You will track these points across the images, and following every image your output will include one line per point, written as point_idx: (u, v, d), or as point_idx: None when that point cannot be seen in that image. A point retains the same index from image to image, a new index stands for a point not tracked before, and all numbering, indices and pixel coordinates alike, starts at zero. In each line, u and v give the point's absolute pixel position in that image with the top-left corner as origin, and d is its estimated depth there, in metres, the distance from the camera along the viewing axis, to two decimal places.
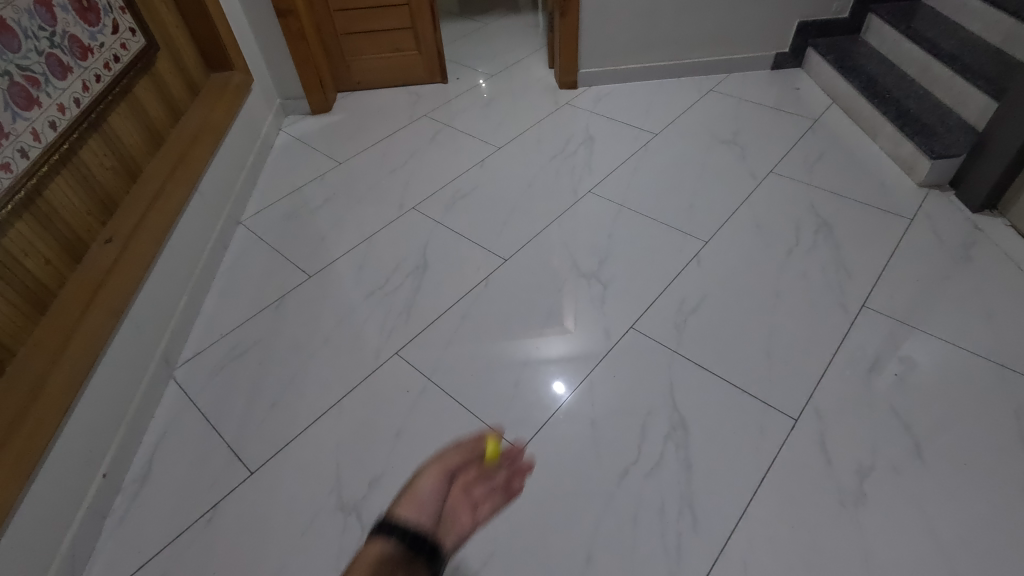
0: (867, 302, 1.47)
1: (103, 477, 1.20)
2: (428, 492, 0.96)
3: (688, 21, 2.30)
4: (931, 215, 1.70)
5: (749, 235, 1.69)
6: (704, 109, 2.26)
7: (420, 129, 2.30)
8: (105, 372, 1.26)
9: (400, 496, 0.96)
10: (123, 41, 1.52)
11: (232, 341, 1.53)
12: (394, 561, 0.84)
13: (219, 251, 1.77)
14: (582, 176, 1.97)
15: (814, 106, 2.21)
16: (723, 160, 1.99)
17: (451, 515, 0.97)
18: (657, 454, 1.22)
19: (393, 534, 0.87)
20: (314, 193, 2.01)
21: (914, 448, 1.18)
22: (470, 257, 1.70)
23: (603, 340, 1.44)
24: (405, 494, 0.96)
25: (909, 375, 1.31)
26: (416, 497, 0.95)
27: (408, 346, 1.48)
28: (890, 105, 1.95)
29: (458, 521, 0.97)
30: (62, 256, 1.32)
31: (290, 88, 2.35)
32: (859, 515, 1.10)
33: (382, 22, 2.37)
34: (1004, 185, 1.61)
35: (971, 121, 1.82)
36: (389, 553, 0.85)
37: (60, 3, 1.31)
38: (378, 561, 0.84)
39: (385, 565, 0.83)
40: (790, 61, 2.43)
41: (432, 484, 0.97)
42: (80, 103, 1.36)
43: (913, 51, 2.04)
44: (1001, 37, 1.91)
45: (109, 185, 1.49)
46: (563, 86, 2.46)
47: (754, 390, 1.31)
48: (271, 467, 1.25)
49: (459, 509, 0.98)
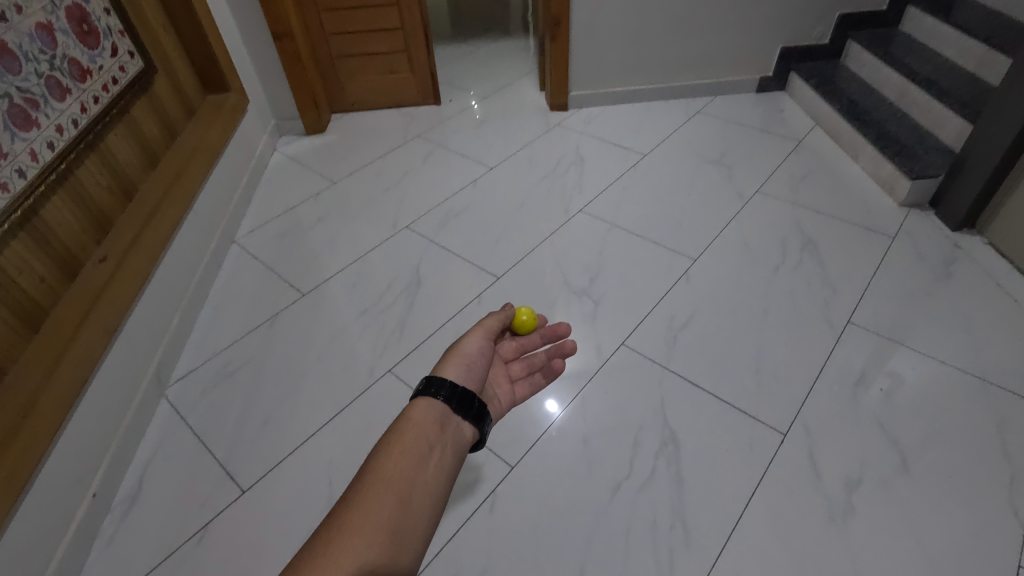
0: (852, 318, 1.50)
1: (93, 497, 1.19)
2: (476, 350, 0.92)
3: (675, 46, 2.36)
4: (912, 233, 1.74)
5: (737, 252, 1.73)
6: (692, 130, 2.31)
7: (413, 149, 2.33)
8: (96, 390, 1.25)
9: (445, 353, 0.90)
10: (121, 64, 1.54)
11: (225, 358, 1.53)
12: (447, 421, 0.77)
13: (213, 269, 1.78)
14: (573, 195, 2.01)
15: (798, 128, 2.27)
16: (710, 179, 2.03)
17: (490, 386, 0.97)
18: (648, 468, 1.23)
19: (443, 392, 0.79)
20: (308, 212, 2.03)
21: (900, 461, 1.20)
22: (463, 274, 1.72)
23: (594, 356, 1.46)
24: (452, 350, 0.91)
25: (895, 390, 1.33)
26: (463, 357, 0.89)
27: (401, 363, 1.49)
28: (870, 127, 2.01)
29: (496, 395, 0.98)
30: (56, 274, 1.33)
31: (285, 109, 2.39)
32: (848, 528, 1.11)
33: (376, 45, 2.42)
34: (981, 204, 1.67)
35: (948, 143, 1.88)
36: (441, 413, 0.77)
37: (60, 27, 1.34)
38: (432, 418, 0.76)
39: (436, 424, 0.76)
40: (774, 84, 2.50)
41: (479, 344, 0.93)
42: (78, 124, 1.38)
43: (891, 75, 2.11)
44: (975, 62, 1.99)
45: (104, 204, 1.50)
46: (554, 107, 2.51)
47: (743, 405, 1.33)
48: (263, 485, 1.25)
49: (498, 384, 0.99)
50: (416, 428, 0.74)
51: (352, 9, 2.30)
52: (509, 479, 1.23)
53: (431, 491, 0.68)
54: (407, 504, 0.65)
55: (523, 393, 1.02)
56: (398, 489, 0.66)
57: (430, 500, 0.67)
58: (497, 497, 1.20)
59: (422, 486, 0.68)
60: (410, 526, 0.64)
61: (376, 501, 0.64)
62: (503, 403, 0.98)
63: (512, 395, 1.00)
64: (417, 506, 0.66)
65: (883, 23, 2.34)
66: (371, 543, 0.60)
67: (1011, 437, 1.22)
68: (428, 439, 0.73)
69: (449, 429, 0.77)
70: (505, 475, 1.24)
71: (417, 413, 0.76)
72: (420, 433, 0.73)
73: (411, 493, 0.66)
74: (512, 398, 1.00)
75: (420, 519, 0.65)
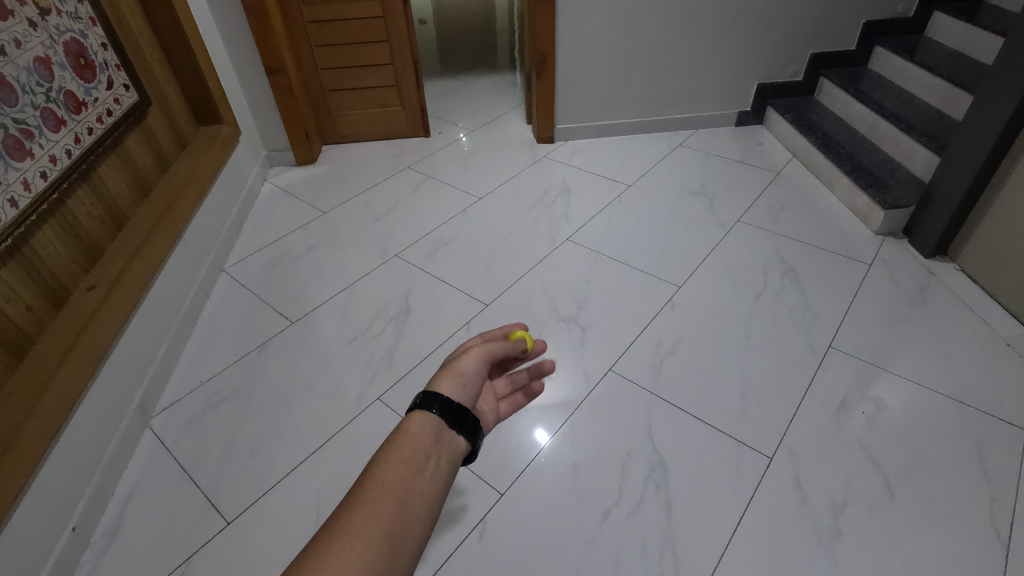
0: (833, 343, 1.54)
1: (73, 530, 1.16)
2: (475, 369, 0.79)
3: (656, 82, 2.45)
4: (888, 261, 1.80)
5: (720, 280, 1.77)
6: (674, 162, 2.39)
7: (403, 180, 2.37)
8: (81, 420, 1.24)
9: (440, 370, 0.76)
10: (116, 96, 1.57)
11: (212, 388, 1.52)
12: (444, 432, 0.67)
13: (201, 298, 1.78)
14: (560, 225, 2.05)
15: (776, 160, 2.35)
16: (693, 210, 2.09)
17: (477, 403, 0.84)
18: (637, 495, 1.23)
19: (438, 406, 0.69)
20: (297, 242, 2.04)
21: (884, 485, 1.22)
22: (452, 303, 1.74)
23: (583, 383, 1.47)
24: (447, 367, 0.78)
25: (877, 414, 1.36)
26: (458, 375, 0.76)
27: (389, 392, 1.48)
28: (844, 159, 2.09)
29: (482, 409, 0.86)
30: (44, 302, 1.33)
31: (276, 141, 2.43)
32: (836, 552, 1.12)
33: (367, 80, 2.48)
34: (951, 233, 1.73)
35: (917, 175, 1.96)
36: (436, 425, 0.67)
37: (58, 61, 1.37)
38: (428, 433, 0.66)
39: (432, 435, 0.66)
40: (752, 118, 2.60)
41: (475, 363, 0.81)
42: (71, 154, 1.40)
43: (862, 111, 2.21)
44: (939, 99, 2.09)
45: (94, 233, 1.51)
46: (540, 140, 2.58)
47: (729, 429, 1.35)
48: (248, 517, 1.23)
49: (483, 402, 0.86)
50: (413, 439, 0.65)
51: (345, 45, 2.37)
52: (499, 508, 1.22)
53: (429, 498, 0.60)
54: (404, 514, 0.57)
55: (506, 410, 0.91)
56: (395, 495, 0.58)
57: (428, 509, 0.59)
58: (487, 525, 1.19)
59: (418, 495, 0.60)
60: (409, 534, 0.56)
61: (370, 510, 0.56)
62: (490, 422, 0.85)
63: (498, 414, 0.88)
64: (415, 514, 0.58)
65: (852, 62, 2.46)
66: (365, 556, 0.53)
67: (990, 460, 1.25)
68: (425, 449, 0.64)
69: (445, 442, 0.67)
70: (494, 503, 1.23)
71: (413, 428, 0.66)
72: (417, 444, 0.64)
73: (410, 500, 0.58)
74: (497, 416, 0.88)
75: (418, 530, 0.57)
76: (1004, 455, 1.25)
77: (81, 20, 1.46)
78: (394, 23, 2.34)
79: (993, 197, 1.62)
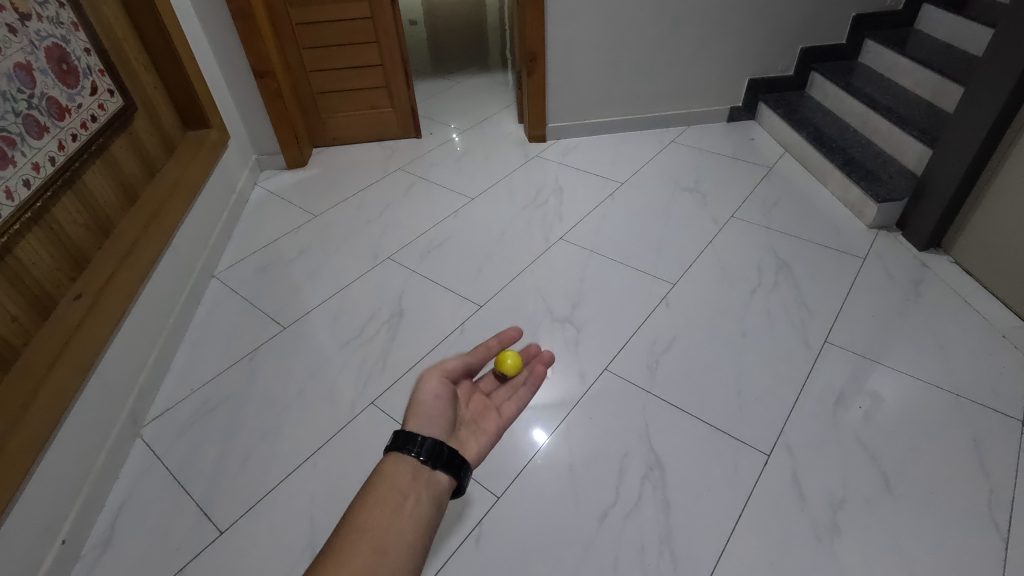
0: (829, 338, 1.53)
1: (62, 543, 1.14)
2: (434, 394, 0.88)
3: (647, 78, 2.45)
4: (882, 254, 1.80)
5: (714, 277, 1.76)
6: (667, 159, 2.38)
7: (394, 182, 2.36)
8: (69, 431, 1.22)
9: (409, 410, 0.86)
10: (101, 102, 1.55)
11: (203, 396, 1.50)
12: (419, 472, 0.76)
13: (191, 305, 1.76)
14: (554, 225, 2.04)
15: (769, 155, 2.35)
16: (686, 206, 2.08)
17: (469, 423, 0.93)
18: (635, 495, 1.22)
19: (411, 446, 0.77)
20: (289, 246, 2.02)
21: (882, 480, 1.21)
22: (445, 304, 1.73)
23: (578, 383, 1.46)
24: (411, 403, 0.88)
25: (874, 409, 1.35)
26: (422, 407, 0.86)
27: (383, 396, 1.47)
28: (837, 153, 2.09)
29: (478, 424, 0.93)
30: (29, 313, 1.31)
31: (265, 144, 2.40)
32: (835, 549, 1.11)
33: (357, 81, 2.47)
34: (945, 225, 1.73)
35: (910, 167, 1.96)
36: (412, 466, 0.76)
37: (40, 67, 1.35)
38: (406, 473, 0.75)
39: (408, 476, 0.75)
40: (744, 114, 2.59)
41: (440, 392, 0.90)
42: (55, 161, 1.38)
43: (854, 104, 2.21)
44: (931, 91, 2.09)
45: (80, 242, 1.49)
46: (532, 139, 2.56)
47: (726, 427, 1.34)
48: (242, 526, 1.21)
49: (473, 419, 0.94)
50: (391, 481, 0.74)
51: (333, 47, 2.35)
52: (495, 511, 1.21)
53: (407, 538, 0.68)
54: (383, 553, 0.65)
55: (509, 412, 0.98)
56: (371, 538, 0.66)
57: (408, 548, 0.67)
58: (484, 529, 1.18)
59: (398, 535, 0.68)
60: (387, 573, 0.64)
61: (351, 553, 0.65)
62: (492, 435, 0.93)
63: (499, 422, 0.95)
64: (394, 554, 0.66)
65: (843, 55, 2.46)
66: None
67: (987, 453, 1.24)
68: (401, 489, 0.74)
69: (422, 480, 0.76)
70: (490, 506, 1.22)
71: (390, 471, 0.75)
72: (395, 486, 0.73)
73: (386, 542, 0.66)
74: (498, 426, 0.95)
75: (399, 567, 0.65)
76: (1002, 447, 1.25)
77: (63, 26, 1.44)
78: (382, 24, 2.32)
79: (986, 189, 1.61)
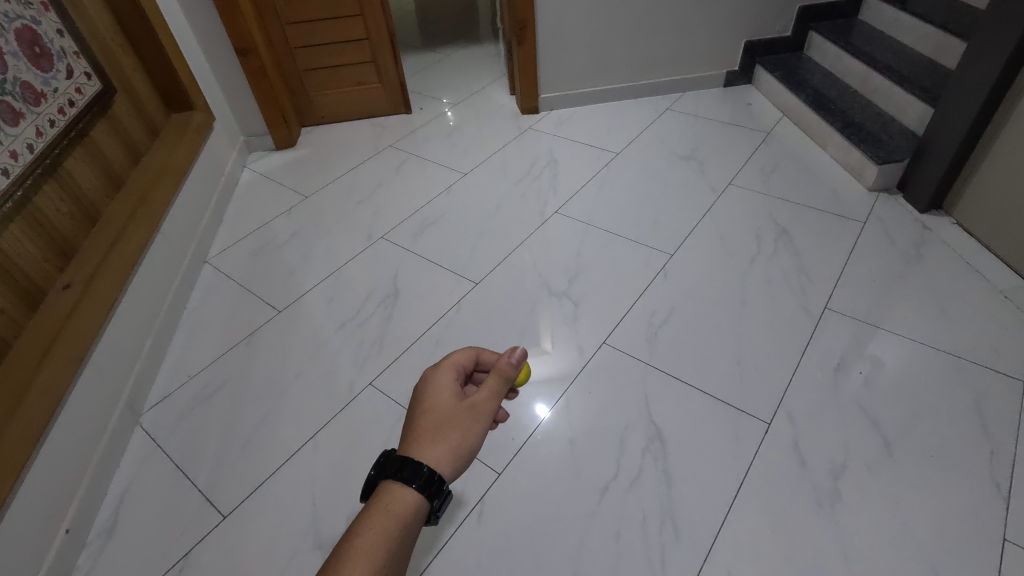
0: (829, 304, 1.52)
1: (66, 533, 1.15)
2: (480, 435, 0.72)
3: (642, 44, 2.38)
4: (882, 218, 1.77)
5: (712, 245, 1.74)
6: (662, 127, 2.33)
7: (384, 160, 2.31)
8: (65, 423, 1.21)
9: (432, 437, 0.69)
10: (78, 86, 1.51)
11: (199, 383, 1.49)
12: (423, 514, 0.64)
13: (184, 292, 1.73)
14: (549, 198, 2.01)
15: (766, 120, 2.30)
16: (683, 175, 2.04)
17: None
18: (635, 467, 1.22)
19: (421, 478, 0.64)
20: (280, 229, 1.99)
21: (883, 445, 1.21)
22: (441, 282, 1.71)
23: (577, 358, 1.45)
24: (428, 409, 0.73)
25: (874, 373, 1.34)
26: (460, 445, 0.70)
27: (382, 376, 1.46)
28: (836, 115, 2.04)
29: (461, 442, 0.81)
30: (18, 304, 1.29)
31: (252, 125, 2.35)
32: (836, 515, 1.11)
33: (343, 58, 2.40)
34: (947, 185, 1.70)
35: (911, 127, 1.92)
36: (420, 506, 0.63)
37: (11, 50, 1.30)
38: (414, 516, 0.63)
39: (413, 516, 0.63)
40: (740, 78, 2.53)
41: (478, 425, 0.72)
42: (33, 149, 1.35)
43: (854, 64, 2.15)
44: (932, 48, 2.03)
45: (66, 230, 1.46)
46: (525, 111, 2.51)
47: (726, 397, 1.33)
48: (244, 509, 1.22)
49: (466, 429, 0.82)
50: (389, 519, 0.62)
51: (317, 22, 2.28)
52: (497, 486, 1.21)
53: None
54: None
55: None
56: None
57: None
58: (485, 506, 1.18)
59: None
60: None
61: None
62: None
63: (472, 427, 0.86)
64: None
65: (842, 13, 2.38)
66: None
67: (989, 414, 1.24)
68: (405, 535, 0.62)
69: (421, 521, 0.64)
70: (491, 483, 1.22)
71: (394, 504, 0.62)
72: (396, 526, 0.61)
73: None
74: None
75: None
76: (1003, 408, 1.24)
77: (33, 6, 1.38)
78: None
79: (987, 148, 1.58)
